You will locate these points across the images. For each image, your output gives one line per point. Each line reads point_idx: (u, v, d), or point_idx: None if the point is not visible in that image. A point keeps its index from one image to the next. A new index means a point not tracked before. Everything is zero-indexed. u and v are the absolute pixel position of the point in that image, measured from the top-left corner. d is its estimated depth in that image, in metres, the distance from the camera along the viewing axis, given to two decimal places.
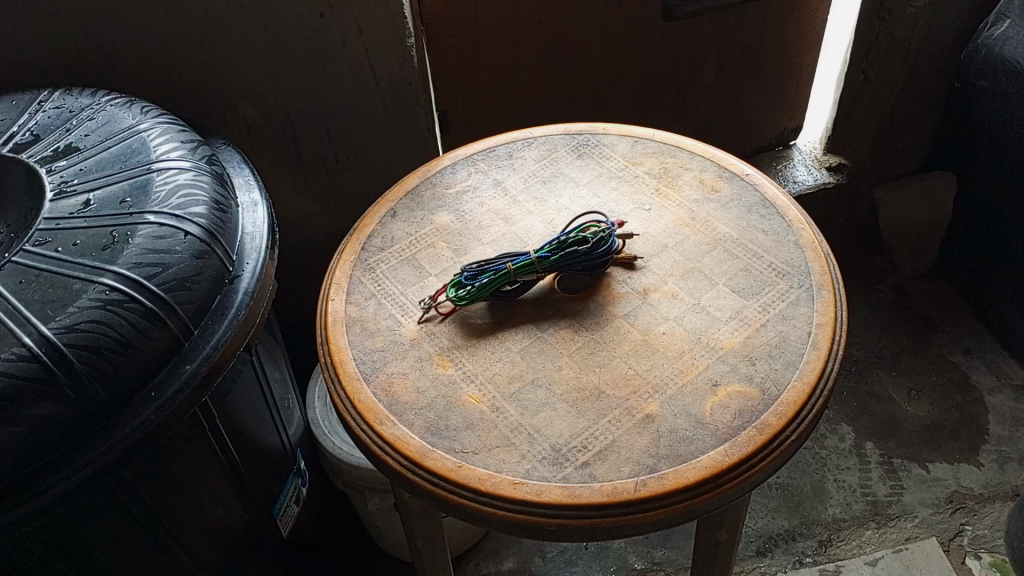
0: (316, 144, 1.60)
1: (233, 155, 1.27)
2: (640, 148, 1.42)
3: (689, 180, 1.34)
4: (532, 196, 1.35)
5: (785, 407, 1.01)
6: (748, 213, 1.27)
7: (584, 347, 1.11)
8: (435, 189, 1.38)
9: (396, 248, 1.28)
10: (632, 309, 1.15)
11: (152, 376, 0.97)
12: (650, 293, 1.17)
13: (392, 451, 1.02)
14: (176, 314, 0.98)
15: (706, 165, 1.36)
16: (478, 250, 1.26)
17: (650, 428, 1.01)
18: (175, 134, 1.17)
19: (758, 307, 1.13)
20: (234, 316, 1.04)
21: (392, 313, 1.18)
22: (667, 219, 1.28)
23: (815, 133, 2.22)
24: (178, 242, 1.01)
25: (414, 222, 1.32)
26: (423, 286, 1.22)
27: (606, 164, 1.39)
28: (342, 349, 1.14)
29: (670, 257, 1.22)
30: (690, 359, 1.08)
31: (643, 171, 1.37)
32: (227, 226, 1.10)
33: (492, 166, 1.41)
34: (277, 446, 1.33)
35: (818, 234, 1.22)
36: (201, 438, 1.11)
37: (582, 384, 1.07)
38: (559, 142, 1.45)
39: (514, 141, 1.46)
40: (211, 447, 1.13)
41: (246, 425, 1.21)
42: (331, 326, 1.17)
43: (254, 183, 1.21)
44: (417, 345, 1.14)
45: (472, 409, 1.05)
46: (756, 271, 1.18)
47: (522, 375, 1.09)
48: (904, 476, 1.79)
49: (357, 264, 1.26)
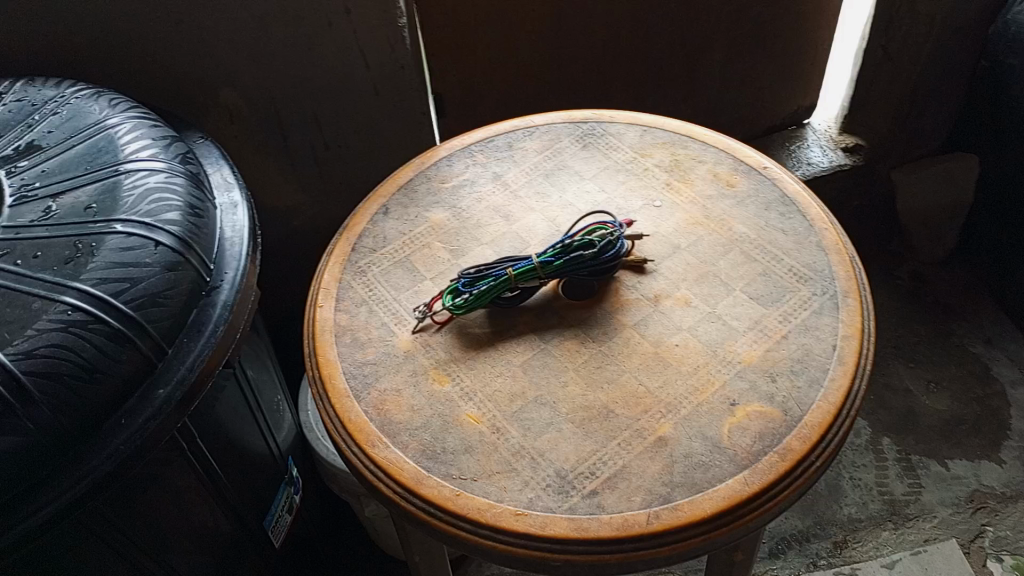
0: (304, 132, 1.50)
1: (212, 150, 1.17)
2: (650, 138, 1.32)
3: (702, 173, 1.25)
4: (535, 191, 1.26)
5: (811, 430, 0.93)
6: (766, 210, 1.18)
7: (592, 360, 1.04)
8: (430, 183, 1.28)
9: (389, 249, 1.19)
10: (643, 318, 1.07)
11: (121, 403, 0.88)
12: (663, 300, 1.09)
13: (385, 477, 0.95)
14: (147, 333, 0.90)
15: (721, 157, 1.27)
16: (477, 252, 1.17)
17: (663, 452, 0.94)
18: (147, 129, 1.08)
19: (778, 316, 1.05)
20: (212, 333, 0.95)
21: (385, 321, 1.10)
22: (678, 217, 1.19)
23: (831, 111, 2.11)
24: (148, 254, 0.92)
25: (408, 220, 1.23)
26: (418, 291, 1.14)
27: (613, 156, 1.30)
28: (331, 362, 1.06)
29: (684, 259, 1.13)
30: (706, 375, 1.00)
31: (653, 163, 1.27)
32: (203, 233, 1.01)
33: (491, 158, 1.32)
34: (266, 457, 1.26)
35: (842, 234, 1.14)
36: (180, 461, 1.03)
37: (589, 402, 0.99)
38: (563, 131, 1.35)
39: (514, 129, 1.36)
40: (190, 467, 1.06)
41: (231, 440, 1.14)
42: (319, 336, 1.09)
43: (235, 182, 1.12)
44: (411, 357, 1.06)
45: (470, 430, 0.98)
46: (776, 275, 1.09)
47: (524, 392, 1.01)
48: (922, 474, 1.72)
49: (347, 267, 1.17)
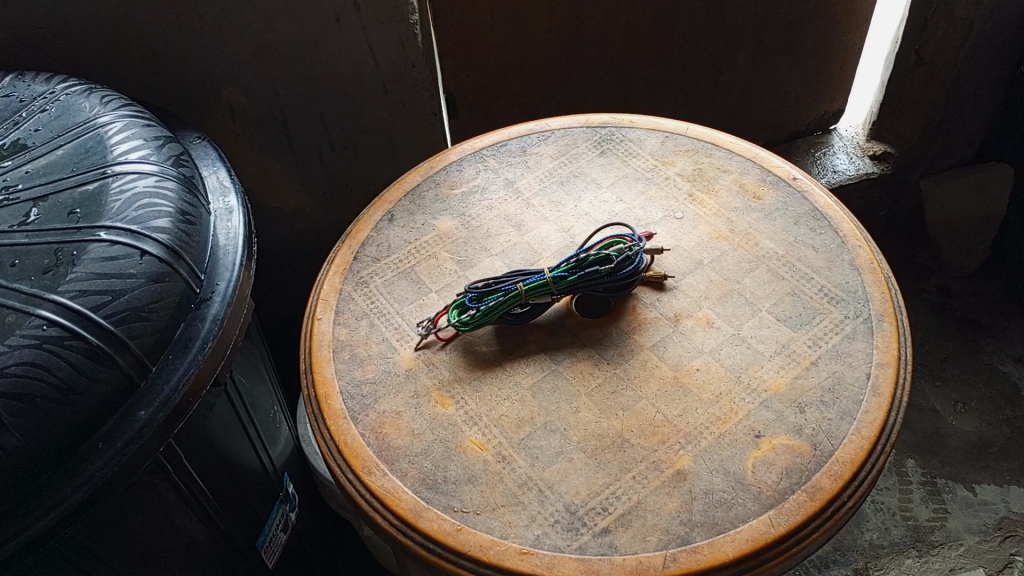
0: (308, 131, 1.44)
1: (209, 151, 1.11)
2: (671, 145, 1.25)
3: (727, 184, 1.17)
4: (549, 199, 1.19)
5: (842, 467, 0.86)
6: (795, 224, 1.10)
7: (606, 384, 0.97)
8: (439, 189, 1.22)
9: (393, 259, 1.13)
10: (661, 339, 1.00)
11: (98, 425, 0.82)
12: (682, 320, 1.02)
13: (382, 507, 0.88)
14: (129, 350, 0.84)
15: (747, 167, 1.19)
16: (486, 263, 1.11)
17: (681, 488, 0.87)
18: (139, 128, 1.02)
19: (807, 340, 0.98)
20: (199, 350, 0.89)
21: (386, 336, 1.04)
22: (700, 230, 1.12)
23: (857, 117, 2.02)
24: (133, 265, 0.86)
25: (414, 228, 1.16)
26: (422, 305, 1.07)
27: (632, 163, 1.22)
28: (328, 380, 1.00)
29: (706, 276, 1.06)
30: (729, 404, 0.93)
31: (674, 172, 1.20)
32: (194, 242, 0.95)
33: (503, 163, 1.25)
34: (261, 474, 1.20)
35: (877, 252, 1.06)
36: (165, 482, 0.97)
37: (602, 429, 0.92)
38: (579, 136, 1.28)
39: (529, 133, 1.29)
40: (177, 489, 0.99)
41: (223, 458, 1.07)
42: (317, 352, 1.03)
43: (232, 186, 1.06)
44: (413, 377, 0.99)
45: (473, 458, 0.91)
46: (804, 295, 1.02)
47: (532, 417, 0.94)
48: (948, 499, 1.64)
49: (348, 277, 1.11)
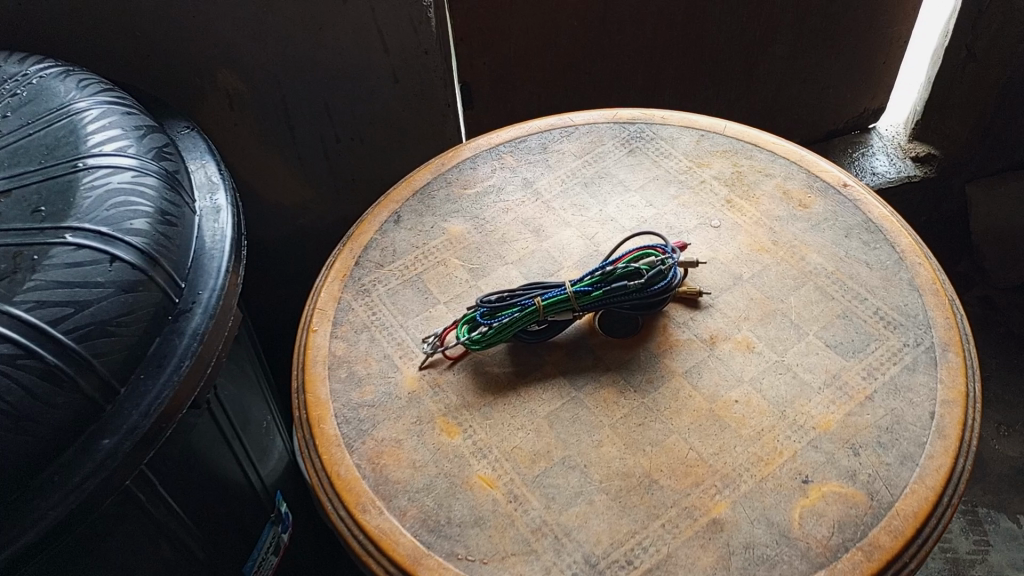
0: (312, 121, 1.33)
1: (198, 142, 1.00)
2: (708, 144, 1.13)
3: (769, 189, 1.06)
4: (571, 202, 1.08)
5: (903, 522, 0.75)
6: (846, 237, 0.99)
7: (632, 415, 0.86)
8: (450, 188, 1.11)
9: (398, 265, 1.02)
10: (694, 364, 0.90)
11: (55, 456, 0.73)
12: (719, 343, 0.91)
13: (376, 550, 0.78)
14: (92, 369, 0.74)
15: (792, 170, 1.08)
16: (501, 273, 1.00)
17: (717, 539, 0.76)
18: (118, 116, 0.92)
19: (861, 371, 0.87)
20: (175, 369, 0.78)
21: (387, 352, 0.94)
22: (739, 242, 1.00)
23: (899, 116, 1.88)
24: (101, 273, 0.76)
25: (422, 231, 1.06)
26: (429, 318, 0.96)
27: (664, 164, 1.11)
28: (321, 402, 0.89)
29: (745, 294, 0.95)
30: (772, 443, 0.82)
31: (711, 175, 1.09)
32: (174, 246, 0.84)
33: (521, 161, 1.14)
34: (249, 494, 1.09)
35: (939, 271, 0.95)
36: (136, 513, 0.87)
37: (628, 468, 0.82)
38: (606, 132, 1.17)
39: (550, 128, 1.18)
40: (150, 518, 0.89)
41: (204, 481, 0.97)
42: (311, 369, 0.92)
43: (221, 182, 0.95)
44: (416, 401, 0.89)
45: (481, 497, 0.81)
46: (857, 318, 0.91)
47: (549, 451, 0.84)
48: (989, 529, 1.52)
49: (348, 284, 1.01)
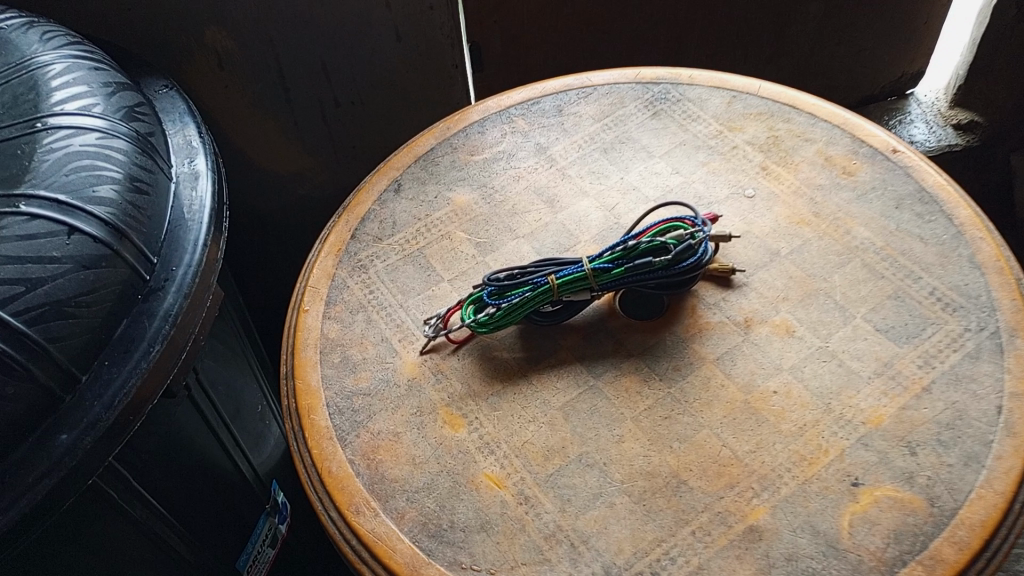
0: (309, 84, 1.23)
1: (177, 103, 0.90)
2: (740, 106, 1.02)
3: (809, 155, 0.96)
4: (589, 169, 0.98)
5: (969, 533, 0.66)
6: (897, 208, 0.89)
7: (657, 407, 0.77)
8: (455, 154, 1.01)
9: (398, 238, 0.92)
10: (727, 350, 0.80)
11: (7, 454, 0.64)
12: (754, 326, 0.82)
13: (370, 557, 0.70)
14: (47, 355, 0.65)
15: (834, 134, 0.97)
16: (511, 247, 0.91)
17: (756, 549, 0.67)
18: (85, 72, 0.82)
19: (917, 359, 0.77)
20: (143, 355, 0.69)
21: (385, 335, 0.84)
22: (776, 214, 0.91)
23: (940, 81, 1.74)
24: (57, 247, 0.67)
25: (424, 201, 0.96)
26: (432, 297, 0.87)
27: (691, 128, 1.01)
28: (312, 390, 0.80)
29: (783, 272, 0.86)
30: (816, 440, 0.73)
31: (744, 139, 0.98)
32: (145, 216, 0.75)
33: (534, 125, 1.04)
34: (241, 486, 0.99)
35: (1003, 245, 0.84)
36: (113, 515, 0.78)
37: (652, 467, 0.73)
38: (627, 93, 1.06)
39: (566, 89, 1.08)
40: (126, 518, 0.80)
41: (190, 475, 0.87)
42: (301, 353, 0.83)
43: (201, 147, 0.86)
44: (417, 389, 0.80)
45: (488, 498, 0.72)
46: (911, 300, 0.81)
47: (564, 447, 0.75)
48: None
49: (343, 259, 0.91)
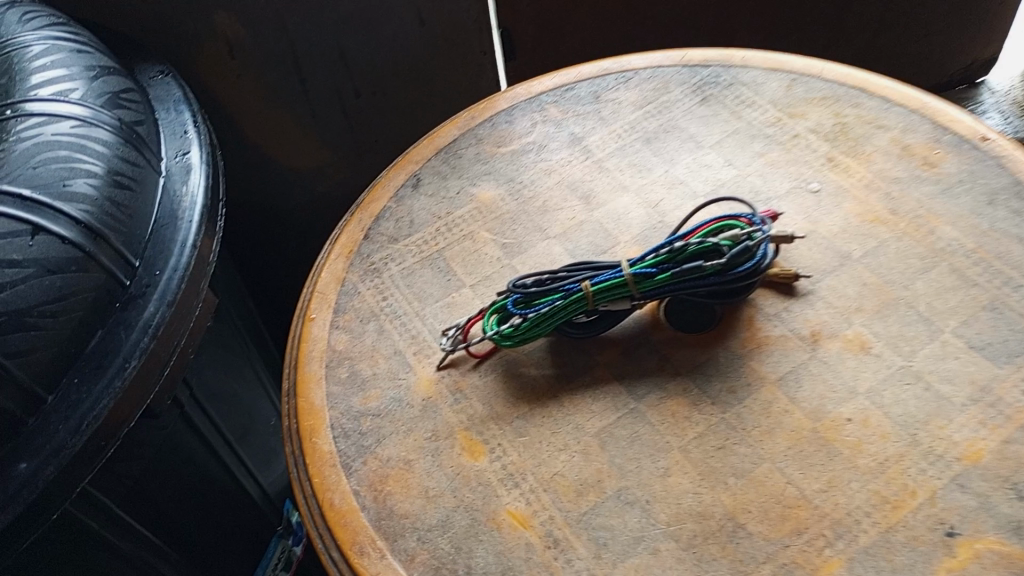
0: (327, 72, 1.12)
1: (172, 91, 0.82)
2: (801, 90, 0.91)
3: (883, 145, 0.84)
4: (631, 162, 0.87)
5: None
6: (989, 204, 0.77)
7: (710, 436, 0.66)
8: (480, 146, 0.91)
9: (416, 238, 0.83)
10: (791, 370, 0.69)
11: None
12: (822, 342, 0.71)
13: None
14: (5, 372, 0.56)
15: (912, 120, 0.85)
16: (542, 249, 0.81)
17: None
18: (65, 54, 0.73)
19: (1018, 383, 0.66)
20: (118, 372, 0.60)
21: (398, 348, 0.74)
22: (847, 211, 0.79)
23: (1014, 69, 1.63)
24: (17, 248, 0.59)
25: (445, 198, 0.86)
26: (452, 304, 0.77)
27: (746, 115, 0.89)
28: (314, 409, 0.70)
29: (855, 277, 0.74)
30: (900, 478, 0.62)
31: (806, 128, 0.87)
32: (126, 213, 0.66)
33: (568, 114, 0.93)
34: (248, 511, 0.89)
35: None
36: (94, 551, 0.69)
37: (704, 507, 0.62)
38: (672, 77, 0.95)
39: (603, 73, 0.97)
40: (113, 556, 0.70)
41: (183, 502, 0.78)
42: (304, 366, 0.73)
43: (195, 138, 0.77)
44: (432, 410, 0.70)
45: (511, 541, 0.62)
46: (1009, 312, 0.70)
47: (601, 481, 0.64)
48: None
49: (354, 261, 0.81)
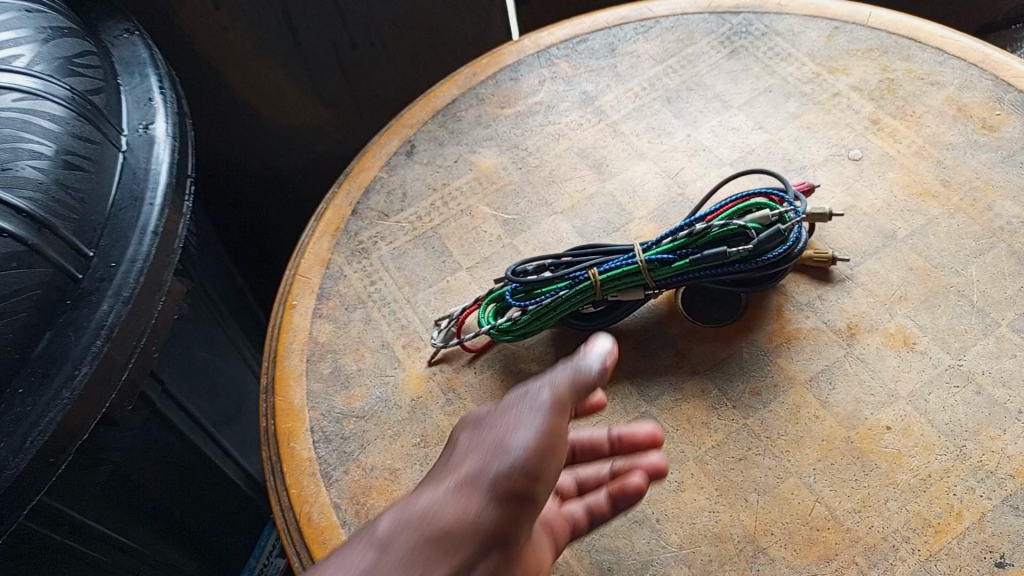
0: (321, 23, 1.02)
1: (138, 52, 0.73)
2: (844, 40, 0.80)
3: (936, 104, 0.74)
4: (649, 125, 0.78)
5: None
6: None
7: (730, 446, 0.59)
8: (482, 108, 0.82)
9: (409, 214, 0.75)
10: (824, 369, 0.62)
11: None
12: (860, 336, 0.63)
13: None
14: None
15: (971, 76, 0.75)
16: (546, 226, 0.73)
17: None
18: (13, 10, 0.64)
19: None
20: (68, 382, 0.53)
21: (387, 340, 0.68)
22: (892, 182, 0.70)
23: None
24: None
25: (442, 167, 0.78)
26: (447, 290, 0.70)
27: (780, 70, 0.79)
28: (293, 410, 0.64)
29: (899, 261, 0.66)
30: (945, 498, 0.55)
31: (849, 85, 0.77)
32: (79, 197, 0.58)
33: (579, 70, 0.84)
34: (238, 498, 0.85)
35: None
36: (54, 556, 0.65)
37: (721, 529, 0.56)
38: (698, 25, 0.85)
39: (621, 21, 0.87)
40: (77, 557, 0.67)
41: (162, 501, 0.74)
42: (284, 361, 0.67)
43: (162, 106, 0.68)
44: (422, 411, 0.64)
45: None
46: None
47: None
48: None
49: (341, 240, 0.74)
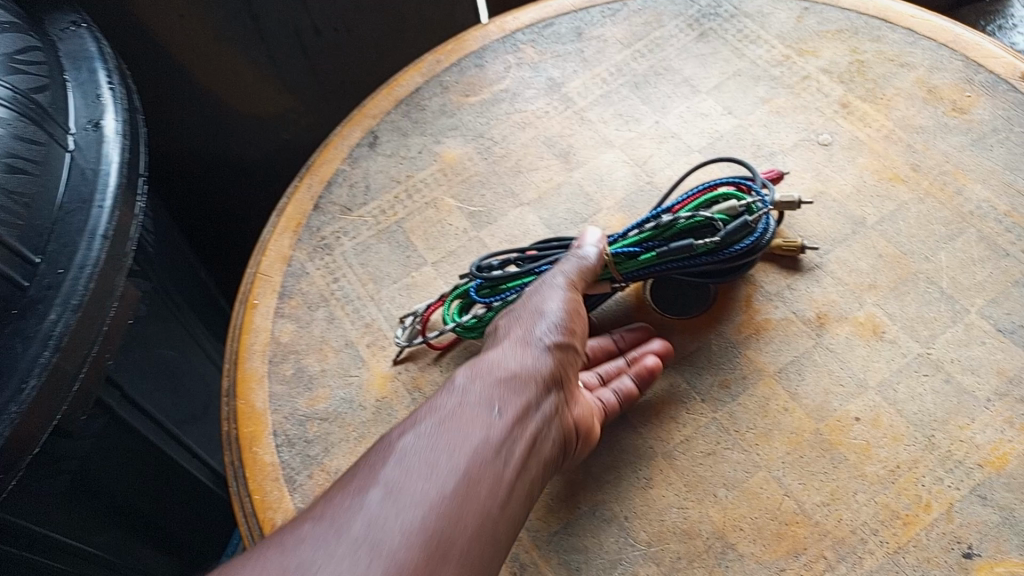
0: (280, 9, 0.99)
1: (85, 45, 0.70)
2: (813, 21, 0.79)
3: (905, 86, 0.73)
4: (617, 112, 0.77)
5: None
6: None
7: (699, 440, 0.58)
8: (447, 96, 0.80)
9: (372, 208, 0.73)
10: (793, 360, 0.61)
11: None
12: (829, 326, 0.62)
13: None
14: None
15: (941, 56, 0.74)
16: (513, 218, 0.71)
17: None
18: None
19: None
20: (15, 396, 0.52)
21: (351, 338, 0.66)
22: (861, 167, 0.69)
23: None
24: None
25: (406, 159, 0.76)
26: (412, 286, 0.69)
27: (749, 53, 0.78)
28: (255, 413, 0.63)
29: (868, 247, 0.65)
30: (914, 489, 0.54)
31: (818, 68, 0.75)
32: (23, 201, 0.56)
33: (545, 55, 0.82)
34: (205, 499, 0.84)
35: None
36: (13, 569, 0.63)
37: (690, 525, 0.55)
38: (666, 8, 0.83)
39: (587, 5, 0.85)
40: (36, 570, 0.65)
41: (126, 506, 0.73)
42: (246, 363, 0.65)
43: (111, 103, 0.66)
44: (387, 411, 0.62)
45: None
46: None
47: (574, 495, 0.57)
48: None
49: (303, 236, 0.72)
